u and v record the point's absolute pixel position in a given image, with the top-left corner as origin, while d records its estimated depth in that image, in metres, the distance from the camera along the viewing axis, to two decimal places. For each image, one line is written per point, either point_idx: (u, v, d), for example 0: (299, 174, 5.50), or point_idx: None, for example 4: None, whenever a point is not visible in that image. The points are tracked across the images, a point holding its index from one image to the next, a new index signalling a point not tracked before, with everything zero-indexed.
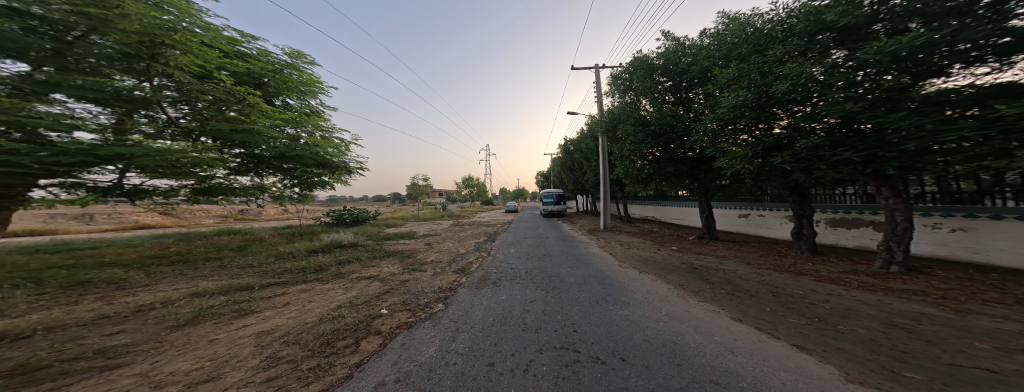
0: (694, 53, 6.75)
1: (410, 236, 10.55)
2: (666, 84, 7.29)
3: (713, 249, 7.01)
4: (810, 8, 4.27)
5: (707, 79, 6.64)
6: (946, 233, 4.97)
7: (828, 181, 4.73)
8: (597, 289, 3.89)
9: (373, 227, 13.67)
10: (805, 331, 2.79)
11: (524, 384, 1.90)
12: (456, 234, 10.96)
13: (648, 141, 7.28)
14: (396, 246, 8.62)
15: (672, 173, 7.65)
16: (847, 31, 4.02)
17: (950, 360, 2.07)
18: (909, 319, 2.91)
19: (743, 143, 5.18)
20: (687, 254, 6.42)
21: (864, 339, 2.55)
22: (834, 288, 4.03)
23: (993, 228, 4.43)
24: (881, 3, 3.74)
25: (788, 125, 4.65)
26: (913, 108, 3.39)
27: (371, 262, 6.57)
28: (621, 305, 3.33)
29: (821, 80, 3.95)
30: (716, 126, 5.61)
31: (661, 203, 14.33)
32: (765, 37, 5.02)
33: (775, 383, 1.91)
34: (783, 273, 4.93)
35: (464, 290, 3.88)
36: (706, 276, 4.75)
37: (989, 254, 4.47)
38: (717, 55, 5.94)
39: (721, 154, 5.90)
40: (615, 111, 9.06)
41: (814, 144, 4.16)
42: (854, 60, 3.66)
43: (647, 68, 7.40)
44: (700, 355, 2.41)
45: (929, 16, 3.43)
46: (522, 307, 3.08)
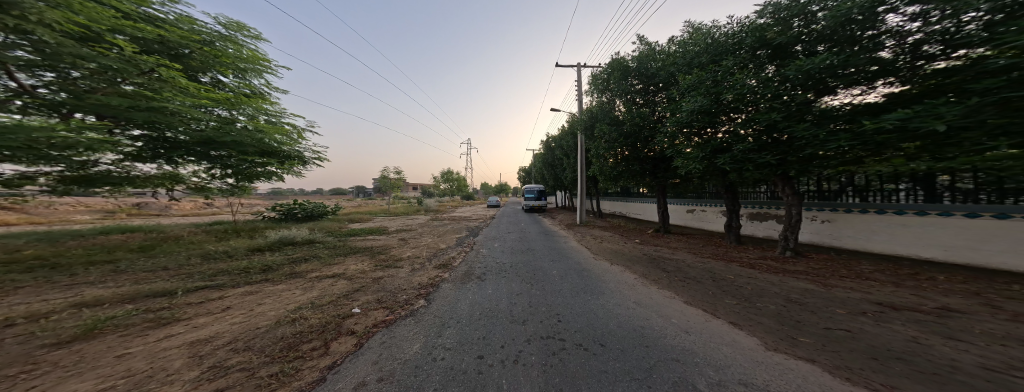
0: (662, 59, 7.26)
1: (379, 232, 9.96)
2: (637, 87, 7.75)
3: (667, 241, 7.73)
4: (755, 24, 4.86)
5: (672, 85, 7.12)
6: (818, 224, 6.06)
7: (750, 180, 5.50)
8: (574, 281, 4.08)
9: (334, 223, 12.64)
10: (738, 309, 3.24)
11: (513, 373, 1.96)
12: (434, 229, 10.64)
13: (621, 141, 7.79)
14: (363, 242, 8.07)
15: (638, 171, 8.25)
16: (779, 49, 4.70)
17: (841, 326, 2.56)
18: (799, 293, 3.55)
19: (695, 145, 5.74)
20: (648, 246, 7.01)
21: (775, 313, 3.05)
22: (750, 272, 4.73)
23: (846, 220, 5.60)
24: (805, 27, 4.40)
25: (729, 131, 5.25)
26: (814, 119, 4.07)
27: (332, 260, 6.11)
28: (597, 294, 3.54)
29: (758, 90, 4.53)
30: (675, 129, 6.04)
31: (627, 200, 15.25)
32: (722, 49, 5.51)
33: (720, 356, 2.22)
34: (718, 260, 5.63)
35: (447, 285, 3.81)
36: (661, 266, 5.24)
37: (842, 239, 5.64)
38: (680, 63, 6.46)
39: (677, 155, 6.41)
40: (595, 111, 9.42)
41: (746, 148, 4.79)
42: (783, 75, 4.26)
43: (621, 71, 7.78)
44: (663, 336, 2.68)
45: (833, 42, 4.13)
46: (507, 300, 3.13)
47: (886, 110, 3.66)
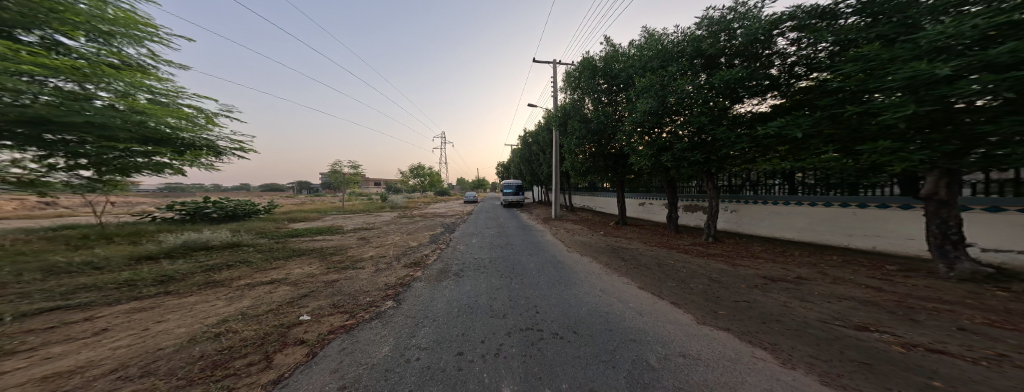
0: (623, 61, 7.67)
1: (331, 232, 8.81)
2: (603, 86, 8.17)
3: (624, 232, 8.41)
4: (696, 36, 5.57)
5: (629, 87, 7.70)
6: (731, 214, 7.78)
7: (684, 176, 6.35)
8: (548, 273, 4.16)
9: (268, 223, 10.71)
10: (678, 290, 3.70)
11: (495, 367, 1.91)
12: (401, 227, 9.84)
13: (589, 137, 8.25)
14: (314, 244, 7.06)
15: (601, 167, 8.80)
16: (710, 61, 5.52)
17: (746, 298, 3.25)
18: (718, 274, 4.24)
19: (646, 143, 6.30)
20: (609, 238, 7.51)
21: (702, 291, 3.57)
22: (685, 256, 5.45)
23: (749, 210, 7.26)
24: (730, 44, 5.29)
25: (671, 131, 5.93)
26: (729, 124, 5.15)
27: (270, 265, 5.18)
28: (570, 286, 3.67)
29: (693, 96, 5.25)
30: (631, 128, 6.51)
31: (593, 194, 16.09)
32: (663, 54, 6.16)
33: (667, 335, 2.52)
34: (662, 247, 6.34)
35: (420, 284, 3.56)
36: (617, 255, 5.68)
37: (747, 226, 7.29)
38: (636, 66, 6.79)
39: (632, 152, 6.96)
40: (566, 109, 9.70)
41: (682, 147, 5.60)
42: (711, 84, 5.09)
43: (590, 70, 8.13)
44: (625, 319, 2.91)
45: (745, 58, 5.16)
46: (485, 295, 3.05)
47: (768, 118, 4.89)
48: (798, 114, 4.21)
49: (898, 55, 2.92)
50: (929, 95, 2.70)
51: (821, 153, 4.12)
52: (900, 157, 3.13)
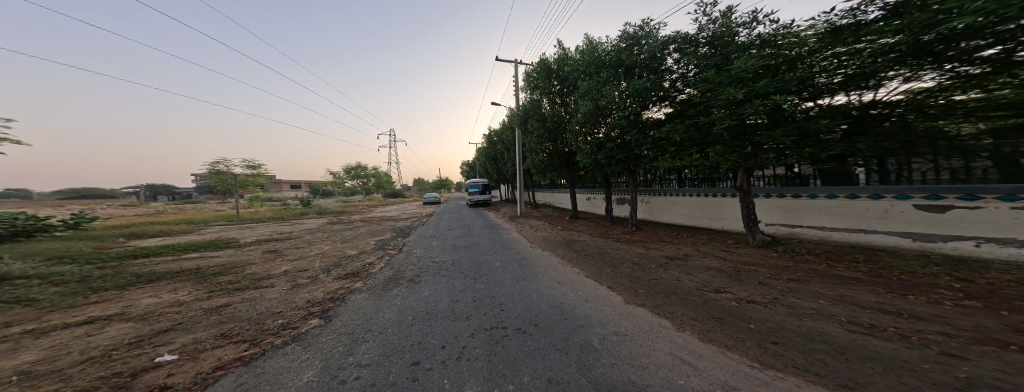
0: (569, 64, 7.98)
1: (238, 246, 7.05)
2: (556, 88, 8.50)
3: (577, 226, 8.94)
4: (618, 46, 6.13)
5: (575, 90, 8.08)
6: (645, 205, 9.10)
7: (611, 170, 7.17)
8: (508, 270, 4.23)
9: (129, 241, 7.88)
10: (615, 276, 4.13)
11: (459, 368, 1.83)
12: (337, 235, 8.54)
13: (547, 136, 8.54)
14: (228, 258, 5.67)
15: (555, 164, 9.17)
16: (629, 70, 6.15)
17: (654, 277, 3.84)
18: (640, 259, 4.91)
19: (589, 142, 6.80)
20: (561, 232, 7.84)
21: (629, 275, 4.08)
22: (620, 245, 6.09)
23: (657, 201, 8.62)
24: (640, 56, 5.93)
25: (607, 132, 6.53)
26: (637, 129, 5.88)
27: (137, 286, 3.81)
28: (531, 280, 3.84)
29: (618, 99, 5.92)
30: (579, 129, 6.92)
31: (552, 191, 16.66)
32: (595, 62, 6.63)
33: (608, 318, 2.83)
34: (605, 238, 6.92)
35: (360, 296, 3.19)
36: (567, 248, 5.97)
37: (656, 214, 8.65)
38: (582, 70, 7.01)
39: (578, 151, 7.43)
40: (524, 110, 9.83)
41: (611, 146, 6.42)
42: (627, 91, 5.76)
43: (545, 71, 8.38)
44: (577, 307, 3.15)
45: (646, 68, 5.90)
46: (444, 299, 2.93)
47: (664, 123, 5.73)
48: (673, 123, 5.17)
49: (722, 80, 4.21)
50: (734, 111, 3.98)
51: (688, 154, 5.20)
52: (729, 160, 4.24)
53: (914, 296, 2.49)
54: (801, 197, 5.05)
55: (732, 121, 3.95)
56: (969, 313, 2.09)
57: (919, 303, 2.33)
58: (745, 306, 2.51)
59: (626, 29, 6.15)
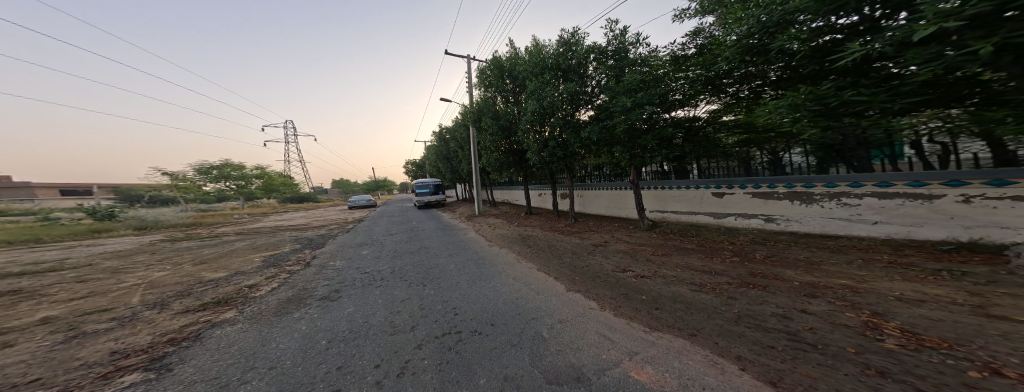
0: (519, 63, 8.13)
1: (106, 267, 5.43)
2: (509, 86, 8.64)
3: (529, 221, 9.27)
4: (557, 51, 6.55)
5: (526, 90, 8.39)
6: (579, 199, 9.96)
7: (555, 167, 7.64)
8: (462, 272, 4.18)
9: None
10: (561, 269, 4.48)
11: (404, 384, 1.60)
12: (256, 246, 7.28)
13: (500, 134, 8.62)
14: (84, 283, 4.27)
15: (508, 162, 9.36)
16: (566, 73, 6.63)
17: (584, 263, 4.68)
18: (581, 251, 5.40)
19: (537, 140, 7.11)
20: (512, 229, 8.05)
21: (573, 267, 4.51)
22: (564, 237, 6.57)
23: (589, 194, 9.56)
24: (572, 62, 6.52)
25: (552, 131, 6.87)
26: (572, 128, 6.45)
27: None
28: (489, 280, 3.88)
29: (561, 100, 6.33)
30: (530, 126, 7.11)
31: (510, 189, 16.88)
32: (538, 63, 6.92)
33: (558, 309, 3.04)
34: (552, 231, 7.35)
35: (233, 327, 2.45)
36: (520, 244, 6.18)
37: (588, 206, 9.61)
38: (529, 70, 7.16)
39: (529, 147, 7.59)
40: (478, 107, 9.91)
41: (552, 143, 6.85)
42: (565, 93, 6.23)
43: (497, 69, 8.47)
44: (531, 301, 3.29)
45: (572, 71, 6.56)
46: (383, 315, 2.66)
47: (594, 119, 6.35)
48: (591, 125, 6.06)
49: (621, 89, 5.28)
50: (627, 116, 5.17)
51: (606, 150, 6.14)
52: (624, 159, 5.64)
53: (721, 258, 3.97)
54: (662, 188, 6.92)
55: (625, 126, 5.17)
56: (769, 273, 3.25)
57: (723, 262, 3.78)
58: (640, 282, 3.57)
59: (562, 36, 6.65)
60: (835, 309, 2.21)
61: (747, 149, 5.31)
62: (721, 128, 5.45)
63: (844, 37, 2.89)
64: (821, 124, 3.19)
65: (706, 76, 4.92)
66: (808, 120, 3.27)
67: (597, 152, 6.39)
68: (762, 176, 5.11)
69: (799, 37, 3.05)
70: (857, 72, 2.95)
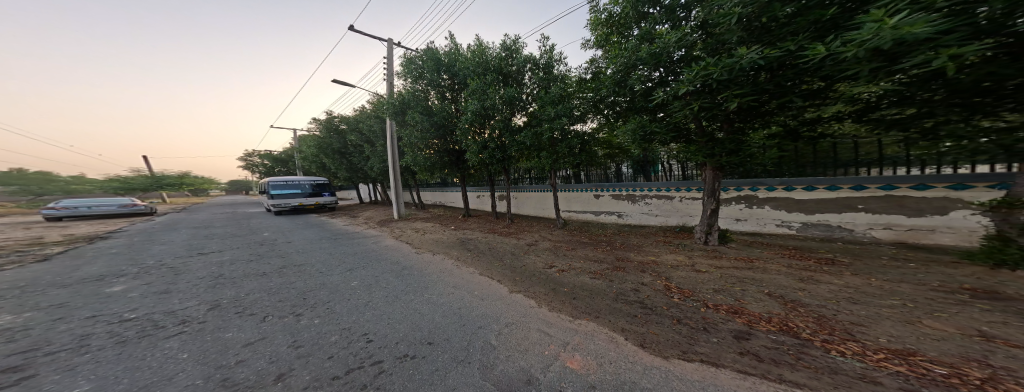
0: (461, 60, 7.84)
1: None
2: (446, 82, 8.25)
3: (466, 224, 9.02)
4: (501, 53, 6.59)
5: (466, 89, 8.16)
6: (514, 200, 10.09)
7: (493, 169, 7.59)
8: (388, 287, 3.73)
9: None
10: (500, 269, 4.52)
11: None
12: (64, 271, 4.95)
13: (432, 131, 8.13)
14: None
15: (444, 162, 8.94)
16: (506, 77, 6.72)
17: (520, 262, 4.85)
18: (518, 249, 5.56)
19: (475, 141, 6.90)
20: (448, 232, 7.76)
21: (509, 266, 4.66)
22: (499, 238, 6.63)
23: (522, 196, 9.76)
24: (515, 70, 6.66)
25: (490, 133, 6.81)
26: (511, 130, 6.56)
27: None
28: (420, 292, 3.54)
29: (501, 102, 6.34)
30: (467, 126, 6.85)
31: (442, 190, 16.22)
32: (480, 63, 6.79)
33: (500, 314, 2.98)
34: (488, 233, 7.28)
35: None
36: (460, 247, 6.00)
37: (521, 208, 9.89)
38: (470, 67, 6.96)
39: (465, 146, 7.29)
40: (401, 99, 8.89)
41: (492, 145, 6.76)
42: (505, 98, 6.29)
43: (435, 62, 7.98)
44: (473, 309, 3.11)
45: (509, 75, 6.70)
46: (198, 377, 1.81)
47: (530, 122, 6.54)
48: (524, 130, 6.31)
49: (550, 97, 5.90)
50: (556, 122, 5.79)
51: (543, 157, 6.31)
52: (547, 164, 6.19)
53: (602, 247, 5.44)
54: (568, 190, 8.35)
55: (549, 133, 5.85)
56: (679, 272, 4.08)
57: (604, 250, 5.25)
58: (562, 275, 4.24)
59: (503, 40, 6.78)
60: (653, 279, 3.99)
61: (607, 163, 7.35)
62: (597, 143, 6.62)
63: (653, 85, 4.72)
64: (637, 143, 5.13)
65: (591, 101, 5.74)
66: (640, 143, 5.13)
67: (534, 158, 6.58)
68: (614, 182, 7.31)
69: (642, 78, 4.59)
70: (651, 110, 5.06)
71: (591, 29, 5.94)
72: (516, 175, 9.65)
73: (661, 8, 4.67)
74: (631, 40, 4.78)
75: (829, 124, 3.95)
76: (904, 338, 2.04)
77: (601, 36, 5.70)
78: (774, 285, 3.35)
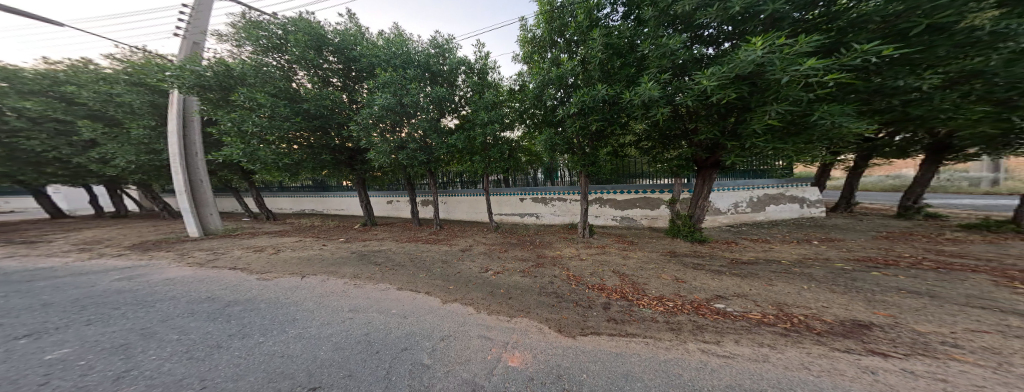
0: (362, 46, 6.79)
1: None
2: (334, 65, 6.94)
3: (375, 233, 7.81)
4: (430, 50, 6.22)
5: (370, 78, 7.07)
6: (443, 205, 9.43)
7: (418, 171, 6.92)
8: (242, 324, 2.68)
9: None
10: (422, 279, 4.18)
11: None
12: None
13: (295, 122, 6.34)
14: None
15: (329, 162, 7.36)
16: (437, 78, 6.39)
17: (454, 269, 4.62)
18: (455, 256, 5.29)
19: (385, 140, 6.11)
20: (352, 244, 6.55)
21: (430, 275, 4.38)
22: (422, 246, 6.09)
23: (453, 200, 9.25)
24: (452, 70, 6.34)
25: (406, 132, 6.23)
26: (438, 132, 6.22)
27: None
28: (297, 324, 2.71)
29: (428, 102, 5.92)
30: (371, 122, 6.03)
31: (319, 196, 12.91)
32: (399, 55, 6.12)
33: (422, 331, 2.69)
34: (413, 241, 6.64)
35: None
36: (372, 259, 5.18)
37: (451, 212, 9.35)
38: (381, 58, 6.21)
39: (366, 145, 6.41)
40: (245, 70, 6.53)
41: (415, 147, 6.08)
42: (433, 98, 5.91)
43: (315, 38, 6.54)
44: (387, 333, 2.61)
45: (430, 72, 6.30)
46: None
47: (463, 124, 6.50)
48: (456, 133, 6.22)
49: (484, 103, 5.99)
50: (484, 129, 5.95)
51: (485, 162, 6.37)
52: (480, 167, 6.36)
53: (527, 246, 5.87)
54: (499, 194, 8.45)
55: (482, 138, 5.97)
56: (588, 262, 4.91)
57: (528, 249, 5.68)
58: (497, 277, 4.32)
59: (432, 38, 6.44)
60: (555, 268, 4.70)
61: (531, 170, 7.86)
62: (521, 150, 6.93)
63: (559, 101, 5.51)
64: (544, 150, 5.79)
65: (519, 110, 6.16)
66: (549, 151, 5.82)
67: (471, 162, 6.53)
68: (536, 185, 7.99)
69: (552, 97, 5.34)
70: (549, 121, 5.83)
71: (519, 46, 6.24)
72: (444, 178, 9.08)
73: (565, 40, 5.54)
74: (546, 62, 5.45)
75: (625, 149, 6.32)
76: (669, 288, 3.68)
77: (526, 54, 6.02)
78: (642, 268, 4.53)
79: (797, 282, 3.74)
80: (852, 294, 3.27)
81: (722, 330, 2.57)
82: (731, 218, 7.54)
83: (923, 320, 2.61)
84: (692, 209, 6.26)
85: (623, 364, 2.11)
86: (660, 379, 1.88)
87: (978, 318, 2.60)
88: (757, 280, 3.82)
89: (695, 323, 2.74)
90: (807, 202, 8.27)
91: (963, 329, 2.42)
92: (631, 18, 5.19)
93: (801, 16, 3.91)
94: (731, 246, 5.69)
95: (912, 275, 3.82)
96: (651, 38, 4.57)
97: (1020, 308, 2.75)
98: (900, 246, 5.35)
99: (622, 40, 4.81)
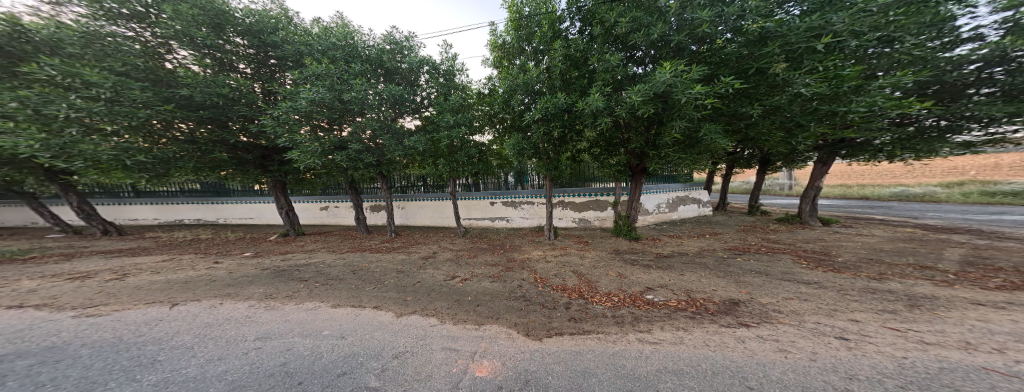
0: (288, 31, 5.93)
1: None
2: (244, 50, 5.95)
3: (299, 245, 6.80)
4: (387, 42, 5.73)
5: (297, 68, 6.11)
6: (400, 210, 8.75)
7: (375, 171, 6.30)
8: (86, 371, 1.94)
9: None
10: (362, 294, 3.69)
11: None
12: None
13: (177, 114, 5.20)
14: None
15: (232, 162, 6.14)
16: (392, 73, 5.92)
17: (414, 279, 4.21)
18: (417, 265, 4.84)
19: (314, 139, 5.31)
20: (267, 259, 5.55)
21: (372, 288, 3.89)
22: (364, 257, 5.46)
23: (408, 203, 8.65)
24: (414, 67, 5.88)
25: (345, 134, 5.62)
26: (393, 134, 5.72)
27: None
28: (185, 361, 2.08)
29: (378, 100, 5.36)
30: (294, 117, 5.27)
31: (216, 199, 10.92)
32: (342, 47, 5.43)
33: (362, 351, 2.28)
34: (353, 252, 5.96)
35: None
36: (294, 276, 4.42)
37: (409, 217, 8.71)
38: (313, 46, 5.42)
39: (287, 144, 5.55)
40: (62, 36, 5.06)
41: (358, 148, 5.47)
42: (384, 96, 5.40)
43: (215, 15, 5.50)
44: (317, 358, 2.13)
45: (379, 65, 5.78)
46: None
47: (432, 127, 6.02)
48: (416, 135, 5.78)
49: (448, 106, 5.65)
50: (452, 132, 5.62)
51: (456, 167, 6.15)
52: (446, 171, 6.02)
53: (497, 251, 5.68)
54: (467, 198, 8.08)
55: (448, 140, 5.62)
56: (553, 264, 4.94)
57: (498, 254, 5.49)
58: (465, 284, 4.06)
59: (388, 33, 5.92)
60: (524, 272, 4.59)
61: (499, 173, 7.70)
62: (490, 154, 6.68)
63: (527, 103, 5.43)
64: (513, 151, 5.55)
65: (488, 114, 6.00)
66: (518, 154, 5.72)
67: (428, 164, 6.18)
68: (508, 189, 7.81)
69: (519, 100, 5.27)
70: (516, 123, 5.78)
71: (489, 50, 6.06)
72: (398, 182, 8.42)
73: (531, 48, 5.51)
74: (517, 67, 5.35)
75: (581, 156, 6.31)
76: (618, 284, 3.80)
77: (495, 59, 5.91)
78: (597, 267, 4.64)
79: (717, 269, 4.17)
80: (725, 278, 3.75)
81: (670, 317, 2.69)
82: (656, 217, 8.31)
83: (762, 293, 3.13)
84: (629, 210, 6.72)
85: (582, 362, 2.05)
86: (610, 372, 1.84)
87: (849, 286, 3.22)
88: (689, 272, 4.11)
89: (634, 314, 2.87)
90: (701, 202, 9.53)
91: (781, 297, 2.99)
92: (584, 34, 5.37)
93: (696, 50, 4.49)
94: (657, 242, 6.22)
95: (755, 257, 4.70)
96: (597, 52, 4.84)
97: (804, 279, 3.53)
98: (748, 235, 6.51)
99: (579, 53, 4.95)
